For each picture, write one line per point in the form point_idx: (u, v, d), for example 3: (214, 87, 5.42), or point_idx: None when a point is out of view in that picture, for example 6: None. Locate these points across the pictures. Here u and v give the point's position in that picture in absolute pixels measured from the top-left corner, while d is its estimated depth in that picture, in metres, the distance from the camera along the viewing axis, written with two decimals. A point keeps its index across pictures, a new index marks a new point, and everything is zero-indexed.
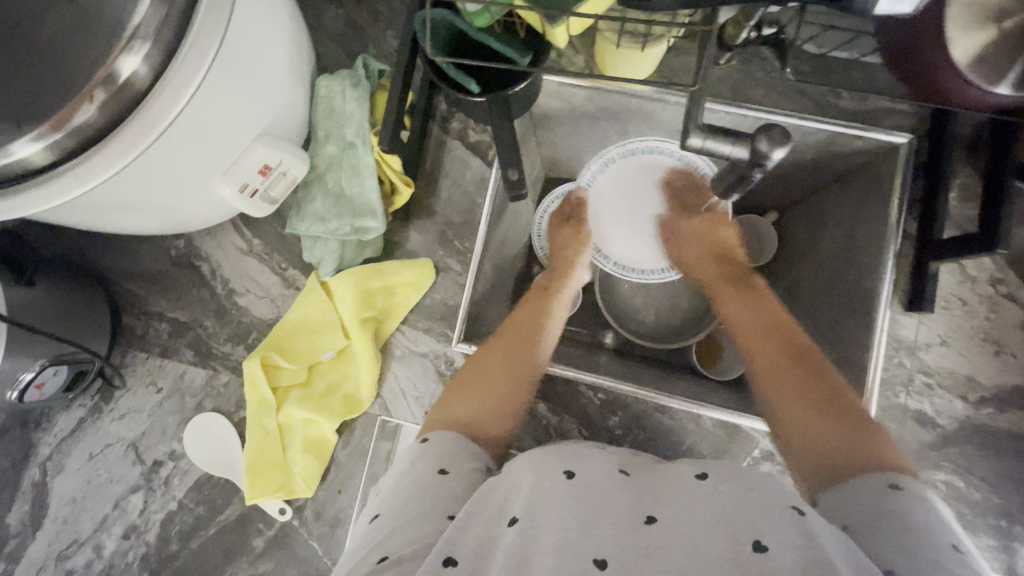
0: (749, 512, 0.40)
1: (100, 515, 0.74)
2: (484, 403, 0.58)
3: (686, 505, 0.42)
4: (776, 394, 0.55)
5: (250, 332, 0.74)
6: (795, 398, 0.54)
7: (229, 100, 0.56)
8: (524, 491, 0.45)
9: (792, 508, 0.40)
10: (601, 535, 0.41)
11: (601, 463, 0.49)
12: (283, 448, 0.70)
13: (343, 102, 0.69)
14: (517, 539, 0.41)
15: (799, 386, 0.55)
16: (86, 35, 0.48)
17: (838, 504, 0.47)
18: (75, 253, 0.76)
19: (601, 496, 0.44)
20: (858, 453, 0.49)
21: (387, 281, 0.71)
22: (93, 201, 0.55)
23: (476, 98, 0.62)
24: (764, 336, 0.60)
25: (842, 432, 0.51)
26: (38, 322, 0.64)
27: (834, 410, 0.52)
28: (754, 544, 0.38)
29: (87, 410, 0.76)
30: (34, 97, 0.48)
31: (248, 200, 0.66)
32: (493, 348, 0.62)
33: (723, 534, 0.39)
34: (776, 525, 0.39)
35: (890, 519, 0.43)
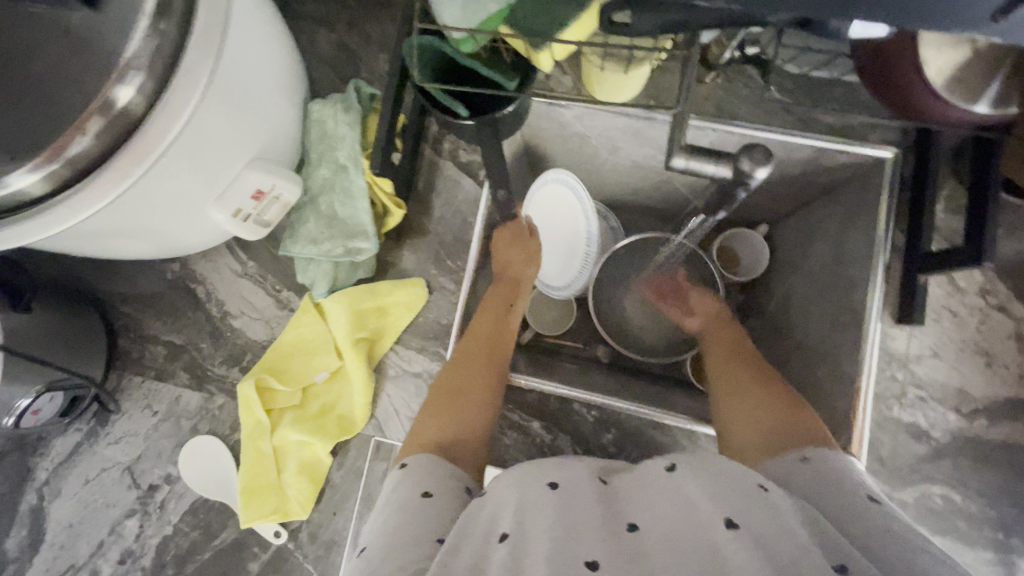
0: (717, 500, 0.40)
1: (96, 540, 0.74)
2: (462, 431, 0.56)
3: (668, 502, 0.41)
4: (724, 396, 0.60)
5: (245, 353, 0.75)
6: (741, 391, 0.58)
7: (221, 126, 0.58)
8: (512, 506, 0.43)
9: (757, 485, 0.41)
10: (586, 540, 0.39)
11: (578, 471, 0.48)
12: (278, 470, 0.70)
13: (335, 125, 0.70)
14: (508, 553, 0.39)
15: (754, 382, 0.59)
16: (80, 68, 0.49)
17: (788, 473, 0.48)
18: (72, 278, 0.77)
19: (581, 504, 0.43)
20: (792, 432, 0.52)
21: (380, 302, 0.72)
22: (87, 229, 0.56)
23: (465, 121, 0.62)
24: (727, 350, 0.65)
25: (784, 414, 0.54)
26: (30, 347, 0.64)
27: (781, 403, 0.55)
28: (725, 523, 0.38)
29: (83, 434, 0.76)
30: (30, 130, 0.49)
31: (241, 224, 0.66)
32: (460, 377, 0.61)
33: (694, 523, 0.38)
34: (745, 503, 0.39)
35: (827, 482, 0.45)
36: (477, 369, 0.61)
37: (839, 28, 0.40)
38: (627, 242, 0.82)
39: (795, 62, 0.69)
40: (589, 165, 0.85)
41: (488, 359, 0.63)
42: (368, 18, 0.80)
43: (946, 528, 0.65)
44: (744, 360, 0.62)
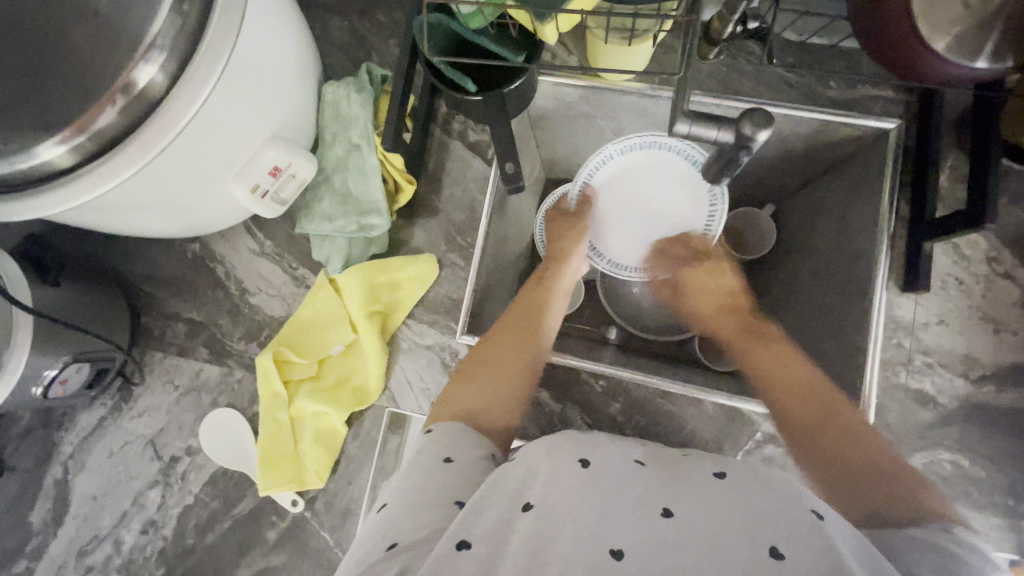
0: (771, 520, 0.41)
1: (119, 511, 0.76)
2: (493, 399, 0.59)
3: (704, 501, 0.43)
4: (810, 466, 0.55)
5: (262, 330, 0.77)
6: (825, 459, 0.54)
7: (241, 101, 0.60)
8: (541, 480, 0.46)
9: (811, 512, 0.42)
10: (620, 523, 0.41)
11: (618, 455, 0.50)
12: (295, 441, 0.72)
13: (348, 107, 0.73)
14: (533, 526, 0.42)
15: (850, 442, 0.54)
16: (106, 46, 0.52)
17: (898, 544, 0.43)
18: (95, 258, 0.80)
19: (617, 483, 0.45)
20: (894, 506, 0.48)
21: (392, 276, 0.74)
22: (114, 201, 0.59)
23: (472, 97, 0.64)
24: (792, 391, 0.60)
25: (892, 486, 0.50)
26: (68, 317, 0.67)
27: (868, 474, 0.52)
28: (771, 550, 0.38)
29: (107, 409, 0.78)
30: (58, 105, 0.52)
31: (259, 200, 0.69)
32: (495, 348, 0.63)
33: (740, 533, 0.40)
34: (793, 525, 0.40)
35: (941, 553, 0.41)
36: (513, 343, 0.63)
37: None
38: None
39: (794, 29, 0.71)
40: (595, 146, 0.87)
41: (523, 335, 0.64)
42: (379, 5, 0.82)
43: (955, 493, 0.66)
44: (826, 407, 0.58)
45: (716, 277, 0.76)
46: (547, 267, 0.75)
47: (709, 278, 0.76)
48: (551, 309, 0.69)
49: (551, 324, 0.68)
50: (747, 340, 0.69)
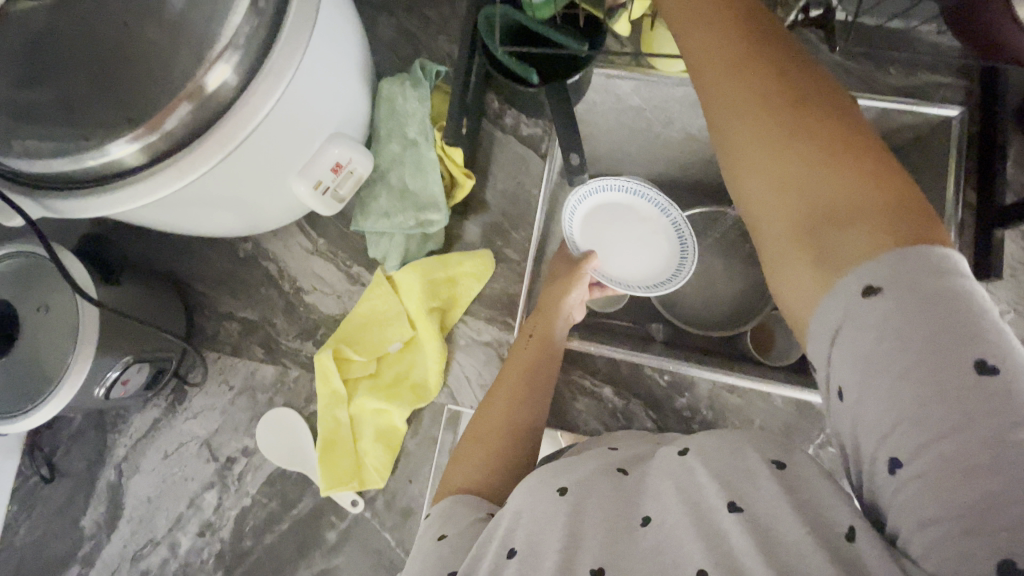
0: (711, 487, 0.37)
1: (175, 513, 0.76)
2: (492, 476, 0.52)
3: (678, 491, 0.39)
4: (750, 198, 0.40)
5: (318, 328, 0.76)
6: (784, 171, 0.37)
7: (310, 96, 0.60)
8: (523, 517, 0.41)
9: (772, 463, 0.37)
10: (602, 542, 0.38)
11: (596, 468, 0.45)
12: (354, 439, 0.71)
13: (404, 102, 0.72)
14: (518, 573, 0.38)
15: (837, 156, 0.36)
16: (181, 46, 0.51)
17: (854, 369, 0.32)
18: (146, 259, 0.79)
19: (600, 504, 0.41)
20: (855, 225, 0.34)
21: (451, 272, 0.73)
22: (182, 200, 0.59)
23: (536, 90, 0.64)
24: (769, 95, 0.38)
25: (840, 209, 0.35)
26: (133, 313, 0.68)
27: (821, 207, 0.35)
28: (728, 505, 0.36)
29: (161, 410, 0.78)
30: (132, 103, 0.52)
31: (320, 197, 0.69)
32: (486, 416, 0.57)
33: (695, 526, 0.36)
34: (748, 478, 0.37)
35: (920, 384, 0.29)
36: (506, 412, 0.57)
37: None
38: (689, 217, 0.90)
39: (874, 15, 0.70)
40: (645, 140, 0.86)
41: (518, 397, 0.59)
42: (427, 1, 0.81)
43: None
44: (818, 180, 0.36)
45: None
46: (533, 319, 0.67)
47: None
48: (544, 369, 0.62)
49: (546, 388, 0.61)
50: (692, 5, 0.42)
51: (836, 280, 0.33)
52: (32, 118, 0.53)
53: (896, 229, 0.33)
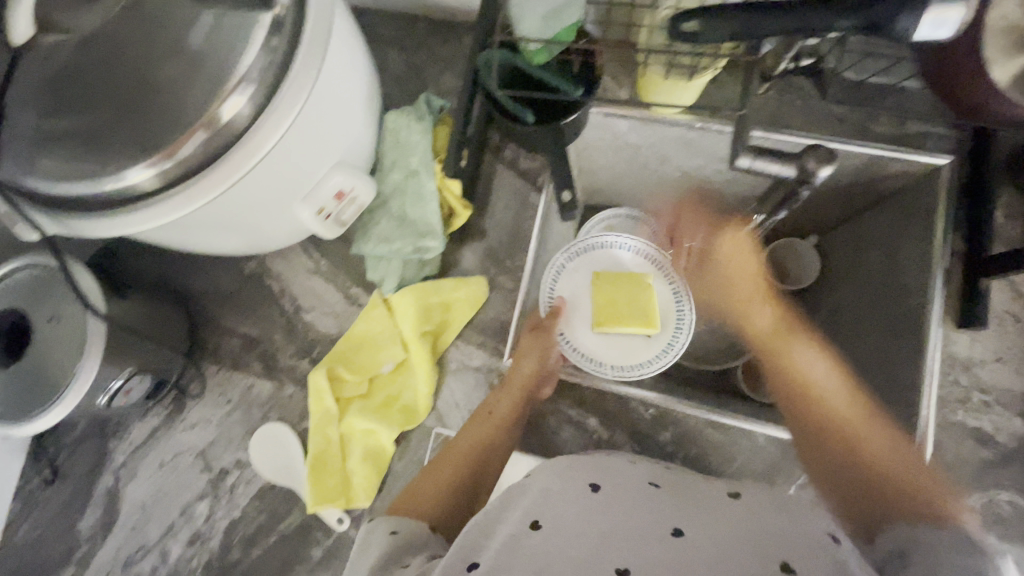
0: (781, 540, 0.41)
1: (168, 522, 0.78)
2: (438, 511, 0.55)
3: (719, 523, 0.42)
4: (800, 435, 0.56)
5: (314, 346, 0.79)
6: (840, 425, 0.53)
7: (316, 129, 0.63)
8: (551, 493, 0.48)
9: (828, 536, 0.42)
10: (626, 546, 0.41)
11: (634, 477, 0.50)
12: (343, 457, 0.73)
13: (408, 133, 0.76)
14: (540, 543, 0.43)
15: (856, 419, 0.53)
16: (196, 80, 0.55)
17: (895, 537, 0.43)
18: (155, 272, 0.82)
19: (629, 506, 0.45)
20: (903, 491, 0.47)
21: (445, 297, 0.76)
22: (193, 221, 0.62)
23: (530, 128, 0.68)
24: (795, 382, 0.58)
25: (873, 456, 0.50)
26: (139, 327, 0.71)
27: (847, 434, 0.52)
28: (783, 566, 0.38)
29: (160, 419, 0.80)
30: (149, 132, 0.55)
31: (322, 222, 0.72)
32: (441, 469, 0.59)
33: (752, 550, 0.40)
34: (802, 546, 0.40)
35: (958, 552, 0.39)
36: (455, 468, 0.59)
37: (905, 30, 0.46)
38: None
39: (854, 70, 0.73)
40: (641, 175, 0.88)
41: (497, 431, 0.63)
42: (436, 37, 0.84)
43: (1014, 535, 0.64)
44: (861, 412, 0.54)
45: (742, 254, 0.67)
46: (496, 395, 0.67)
47: (743, 261, 0.67)
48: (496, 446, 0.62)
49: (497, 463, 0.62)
50: (767, 338, 0.63)
51: (870, 542, 0.45)
52: (54, 141, 0.56)
53: (923, 481, 0.48)
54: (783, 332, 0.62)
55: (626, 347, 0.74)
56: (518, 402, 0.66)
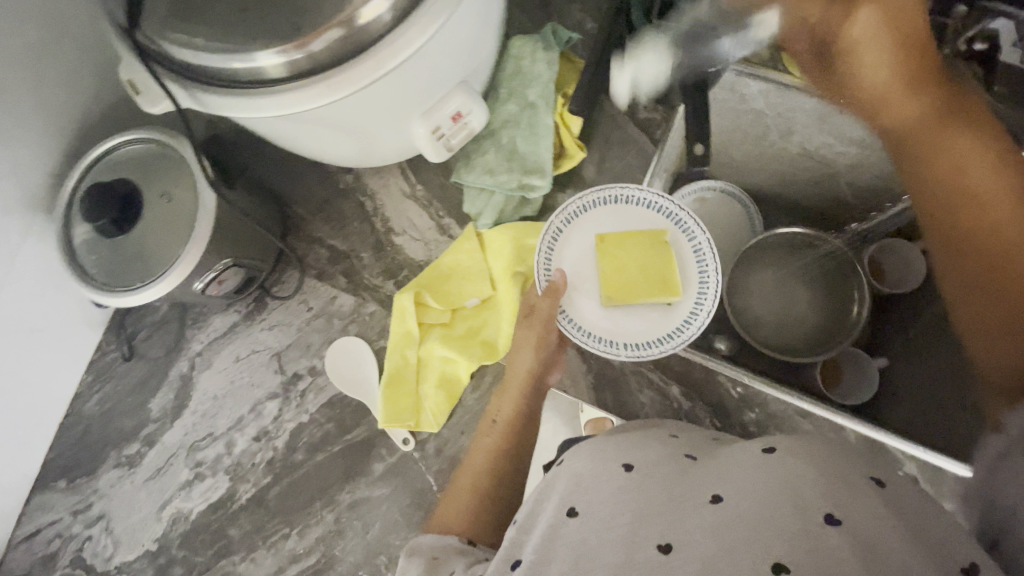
0: (818, 485, 0.35)
1: (237, 415, 0.80)
2: (474, 522, 0.54)
3: (755, 480, 0.38)
4: (947, 242, 0.47)
5: (401, 270, 0.79)
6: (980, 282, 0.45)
7: (450, 44, 0.60)
8: (582, 474, 0.45)
9: (869, 479, 0.36)
10: (665, 518, 0.38)
11: (660, 455, 0.46)
12: (418, 381, 0.73)
13: (531, 63, 0.73)
14: (579, 529, 0.39)
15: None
16: None
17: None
18: (251, 171, 0.82)
19: (666, 482, 0.42)
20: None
21: (542, 240, 0.73)
22: (314, 118, 0.60)
23: (672, 70, 0.65)
24: (948, 157, 0.47)
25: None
26: (243, 221, 0.72)
27: (996, 269, 0.43)
28: (827, 515, 0.33)
29: (241, 316, 0.82)
30: (281, 16, 0.52)
31: (434, 142, 0.70)
32: (469, 476, 0.59)
33: (787, 500, 0.35)
34: (851, 486, 0.35)
35: None
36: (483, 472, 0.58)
37: None
38: (774, 235, 0.83)
39: None
40: (757, 147, 0.83)
41: (512, 432, 0.62)
42: None
43: None
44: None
45: (955, 136, 0.47)
46: (503, 392, 0.66)
47: (874, 41, 0.49)
48: (519, 434, 0.62)
49: (527, 446, 0.61)
50: (905, 93, 0.50)
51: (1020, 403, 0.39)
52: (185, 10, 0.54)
53: None
54: (940, 121, 0.48)
55: (638, 320, 0.68)
56: (525, 399, 0.64)
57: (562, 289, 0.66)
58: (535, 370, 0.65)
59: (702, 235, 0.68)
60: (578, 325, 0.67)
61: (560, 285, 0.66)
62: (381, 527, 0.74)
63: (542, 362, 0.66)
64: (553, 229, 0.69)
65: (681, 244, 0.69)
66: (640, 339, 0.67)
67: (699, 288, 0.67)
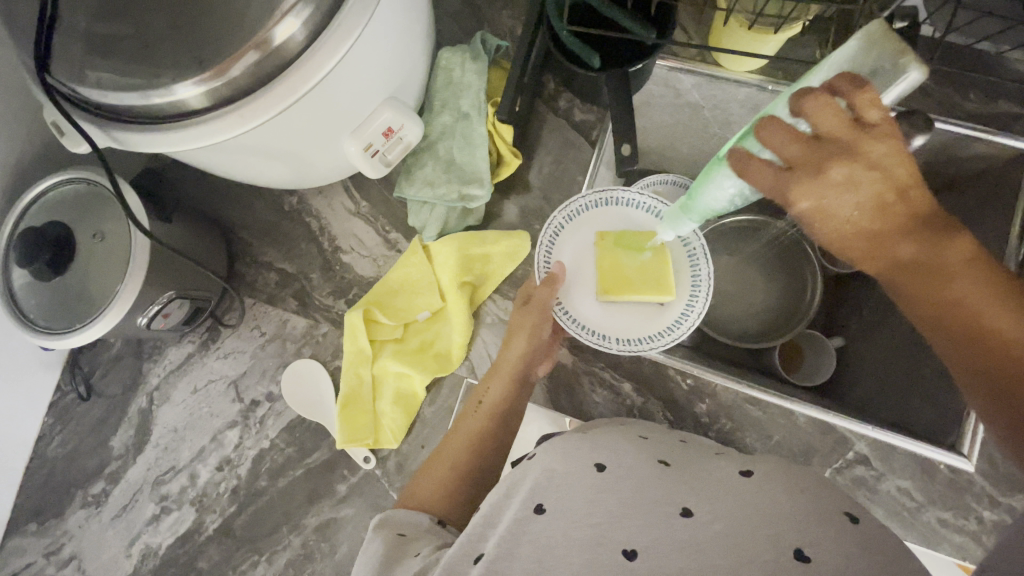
0: (797, 520, 0.36)
1: (198, 446, 0.79)
2: (445, 500, 0.54)
3: (725, 503, 0.39)
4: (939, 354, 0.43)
5: (351, 288, 0.79)
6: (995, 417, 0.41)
7: (372, 57, 0.60)
8: (550, 471, 0.44)
9: (845, 515, 0.38)
10: (635, 524, 0.37)
11: (636, 455, 0.45)
12: (374, 399, 0.74)
13: (461, 74, 0.73)
14: (547, 526, 0.39)
15: None
16: None
17: None
18: (194, 200, 0.81)
19: (638, 485, 0.41)
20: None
21: (487, 249, 0.74)
22: (241, 145, 0.60)
23: (595, 73, 0.66)
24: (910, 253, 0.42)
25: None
26: (184, 251, 0.71)
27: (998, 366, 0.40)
28: (795, 552, 0.34)
29: (195, 346, 0.81)
30: (193, 45, 0.51)
31: (369, 159, 0.70)
32: (447, 452, 0.58)
33: (765, 536, 0.35)
34: (825, 520, 0.37)
35: None
36: (461, 452, 0.58)
37: None
38: (729, 222, 0.84)
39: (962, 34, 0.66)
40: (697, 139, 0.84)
41: (493, 417, 0.61)
42: None
43: None
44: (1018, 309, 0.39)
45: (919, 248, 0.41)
46: (492, 378, 0.65)
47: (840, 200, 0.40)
48: (501, 421, 0.61)
49: (507, 435, 0.61)
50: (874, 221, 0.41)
51: None
52: (95, 47, 0.52)
53: None
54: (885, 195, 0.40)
55: (633, 319, 0.66)
56: (513, 387, 0.63)
57: (560, 278, 0.65)
58: (525, 360, 0.64)
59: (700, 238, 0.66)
60: (574, 318, 0.66)
61: (559, 276, 0.65)
62: (349, 546, 0.74)
63: (534, 354, 0.65)
64: (555, 225, 0.69)
65: (680, 248, 0.67)
66: (626, 338, 0.65)
67: (693, 289, 0.66)
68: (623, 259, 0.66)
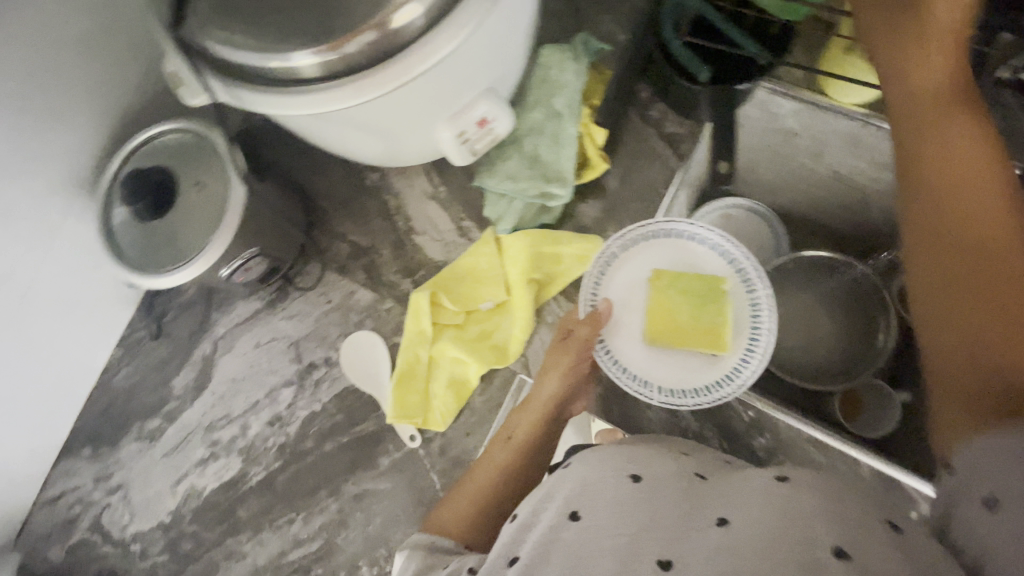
0: (823, 515, 0.35)
1: (252, 399, 0.82)
2: (465, 533, 0.55)
3: (761, 505, 0.37)
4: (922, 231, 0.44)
5: (419, 269, 0.80)
6: (964, 271, 0.41)
7: (480, 48, 0.61)
8: (583, 479, 0.44)
9: (884, 523, 0.35)
10: (664, 535, 0.38)
11: (677, 465, 0.46)
12: (427, 379, 0.75)
13: (559, 73, 0.73)
14: (577, 535, 0.39)
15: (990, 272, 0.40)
16: None
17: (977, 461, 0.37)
18: (282, 164, 0.85)
19: (672, 496, 0.41)
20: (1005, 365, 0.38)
21: (560, 249, 0.74)
22: (343, 117, 0.62)
23: (701, 87, 0.65)
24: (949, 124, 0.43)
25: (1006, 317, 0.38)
26: (270, 210, 0.74)
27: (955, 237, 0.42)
28: (832, 549, 0.33)
29: (263, 303, 0.85)
30: (316, 16, 0.53)
31: (458, 145, 0.71)
32: (472, 480, 0.59)
33: (797, 536, 0.34)
34: (868, 532, 0.34)
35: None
36: (483, 483, 0.58)
37: None
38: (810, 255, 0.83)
39: None
40: (784, 167, 0.81)
41: (520, 453, 0.60)
42: None
43: None
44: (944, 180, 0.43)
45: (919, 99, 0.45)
46: (521, 412, 0.64)
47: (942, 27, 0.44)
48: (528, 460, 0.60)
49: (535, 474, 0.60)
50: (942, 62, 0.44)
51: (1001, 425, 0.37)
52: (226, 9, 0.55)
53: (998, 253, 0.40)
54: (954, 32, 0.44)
55: (678, 365, 0.65)
56: (545, 424, 0.62)
57: (603, 318, 0.64)
58: (557, 400, 0.63)
59: (764, 289, 0.65)
60: (616, 359, 0.65)
61: (602, 315, 0.64)
62: (383, 519, 0.75)
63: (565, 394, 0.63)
64: (607, 253, 0.68)
65: (739, 299, 0.66)
66: (671, 387, 0.64)
67: (751, 342, 0.64)
68: (674, 304, 0.65)
